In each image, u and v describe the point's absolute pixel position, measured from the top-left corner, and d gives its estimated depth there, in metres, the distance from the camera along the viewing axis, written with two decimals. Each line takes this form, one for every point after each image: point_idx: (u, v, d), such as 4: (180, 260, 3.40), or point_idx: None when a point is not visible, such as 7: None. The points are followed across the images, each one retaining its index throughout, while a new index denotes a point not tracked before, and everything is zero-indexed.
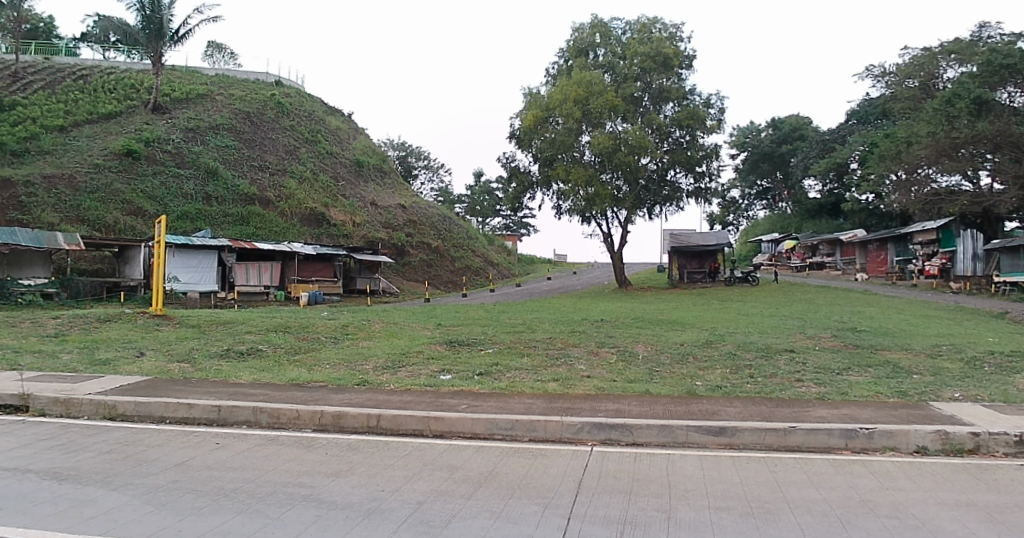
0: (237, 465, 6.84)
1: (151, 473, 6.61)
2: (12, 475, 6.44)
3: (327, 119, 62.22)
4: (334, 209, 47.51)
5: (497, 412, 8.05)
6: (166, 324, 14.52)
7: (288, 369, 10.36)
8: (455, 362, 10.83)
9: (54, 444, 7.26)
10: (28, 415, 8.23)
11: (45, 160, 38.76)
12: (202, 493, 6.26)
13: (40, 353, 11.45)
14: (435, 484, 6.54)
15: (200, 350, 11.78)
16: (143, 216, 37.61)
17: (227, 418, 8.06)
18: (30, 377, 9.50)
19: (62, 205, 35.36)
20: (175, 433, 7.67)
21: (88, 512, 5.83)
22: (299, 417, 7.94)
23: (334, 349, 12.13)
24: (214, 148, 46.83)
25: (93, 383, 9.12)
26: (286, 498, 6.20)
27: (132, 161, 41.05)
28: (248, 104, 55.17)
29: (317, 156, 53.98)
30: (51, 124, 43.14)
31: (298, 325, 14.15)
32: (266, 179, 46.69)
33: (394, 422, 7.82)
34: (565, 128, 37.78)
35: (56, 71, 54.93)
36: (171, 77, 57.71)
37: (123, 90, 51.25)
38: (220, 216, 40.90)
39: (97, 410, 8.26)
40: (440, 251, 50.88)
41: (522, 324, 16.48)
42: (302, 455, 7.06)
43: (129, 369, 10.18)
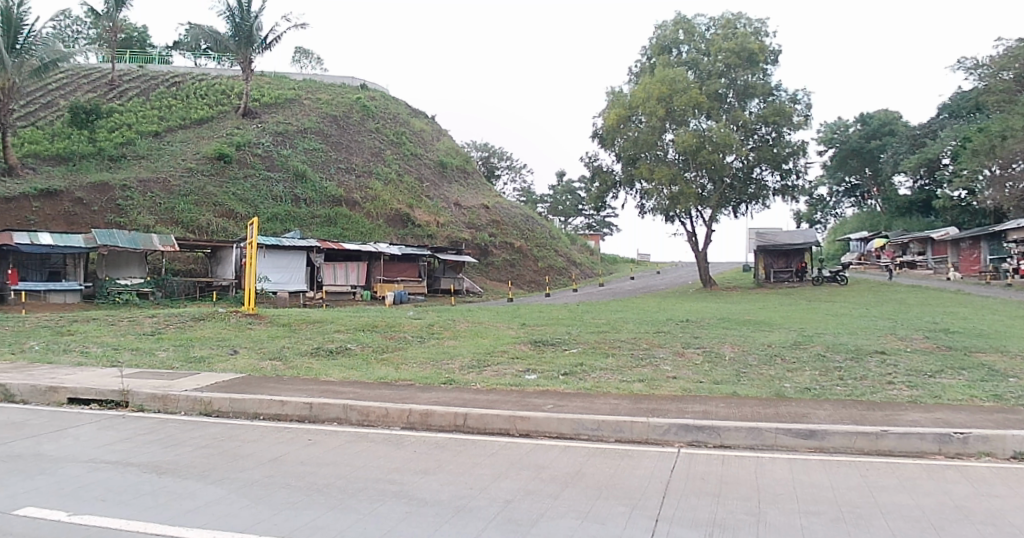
0: (329, 461, 6.93)
1: (245, 469, 6.73)
2: (115, 468, 6.66)
3: (410, 121, 63.09)
4: (419, 210, 48.23)
5: (583, 412, 8.00)
6: (258, 323, 14.83)
7: (375, 367, 10.47)
8: (540, 362, 10.82)
9: (154, 438, 7.47)
10: (128, 410, 8.48)
11: (141, 164, 40.10)
12: (296, 488, 6.37)
13: (138, 351, 11.80)
14: (522, 483, 6.53)
15: (289, 348, 12.00)
16: (234, 218, 38.60)
17: (318, 416, 8.19)
18: (130, 373, 9.83)
19: (157, 208, 36.46)
20: (269, 429, 7.83)
21: (188, 505, 5.99)
22: (388, 415, 8.01)
23: (421, 348, 12.22)
24: (303, 151, 47.97)
25: (190, 380, 9.36)
26: (376, 495, 6.26)
27: (223, 165, 42.22)
28: (335, 107, 56.34)
29: (402, 157, 54.79)
30: (146, 129, 44.67)
31: (385, 324, 14.33)
32: (353, 181, 47.52)
33: (480, 421, 7.82)
34: (649, 127, 37.87)
35: (151, 78, 56.86)
36: (260, 83, 59.40)
37: (214, 97, 52.95)
38: (307, 217, 41.73)
39: (193, 407, 8.46)
40: (524, 251, 50.92)
41: (607, 324, 16.44)
42: (390, 452, 7.13)
43: (223, 366, 10.40)
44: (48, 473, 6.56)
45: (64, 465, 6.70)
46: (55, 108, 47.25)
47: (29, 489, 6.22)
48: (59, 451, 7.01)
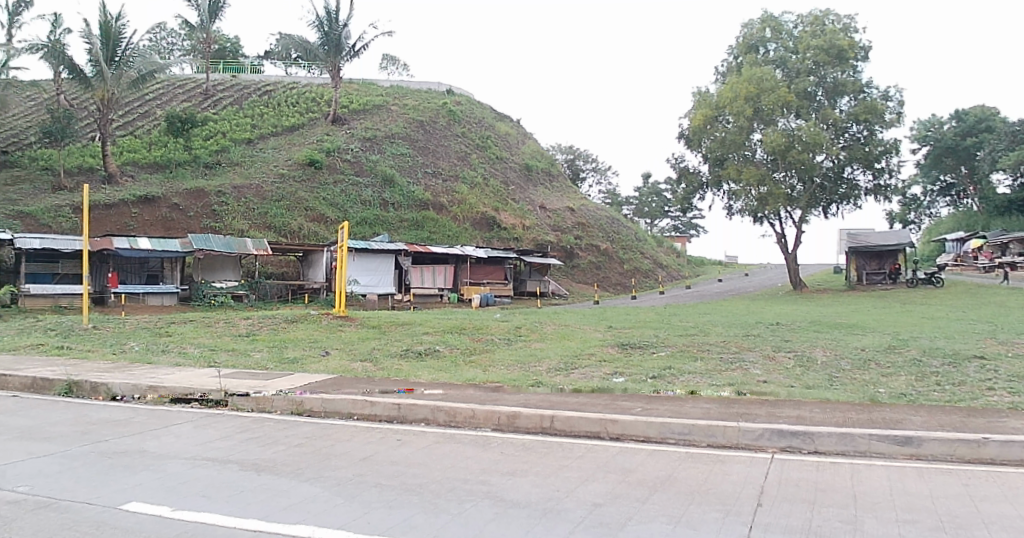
0: (421, 461, 6.97)
1: (339, 467, 6.84)
2: (214, 466, 6.84)
3: (496, 124, 63.32)
4: (505, 213, 48.21)
5: (673, 416, 7.91)
6: (348, 324, 15.12)
7: (463, 369, 10.57)
8: (628, 365, 10.77)
9: (250, 437, 7.64)
10: (225, 409, 8.72)
11: (235, 171, 41.45)
12: (389, 487, 6.44)
13: (234, 352, 12.13)
14: (612, 486, 6.48)
15: (380, 349, 12.19)
16: (325, 223, 39.37)
17: (408, 416, 8.27)
18: (227, 373, 10.10)
19: (251, 213, 37.51)
20: (361, 429, 7.96)
21: (284, 503, 6.11)
22: (476, 416, 8.05)
23: (508, 350, 12.28)
24: (391, 156, 48.72)
25: (283, 381, 9.57)
26: (467, 495, 6.30)
27: (313, 170, 43.25)
28: (422, 112, 57.03)
29: (488, 161, 54.97)
30: (239, 137, 46.41)
31: (473, 327, 14.47)
32: (439, 185, 47.99)
33: (569, 423, 7.80)
34: (737, 127, 37.74)
35: (244, 87, 58.66)
36: (349, 90, 60.67)
37: (305, 104, 54.42)
38: (396, 221, 42.29)
39: (287, 406, 8.63)
40: (610, 253, 50.39)
41: (696, 327, 16.26)
42: (479, 453, 7.16)
43: (315, 367, 10.59)
44: (152, 468, 6.79)
45: (167, 462, 6.92)
46: (153, 118, 49.23)
47: (137, 484, 6.47)
48: (162, 447, 7.26)
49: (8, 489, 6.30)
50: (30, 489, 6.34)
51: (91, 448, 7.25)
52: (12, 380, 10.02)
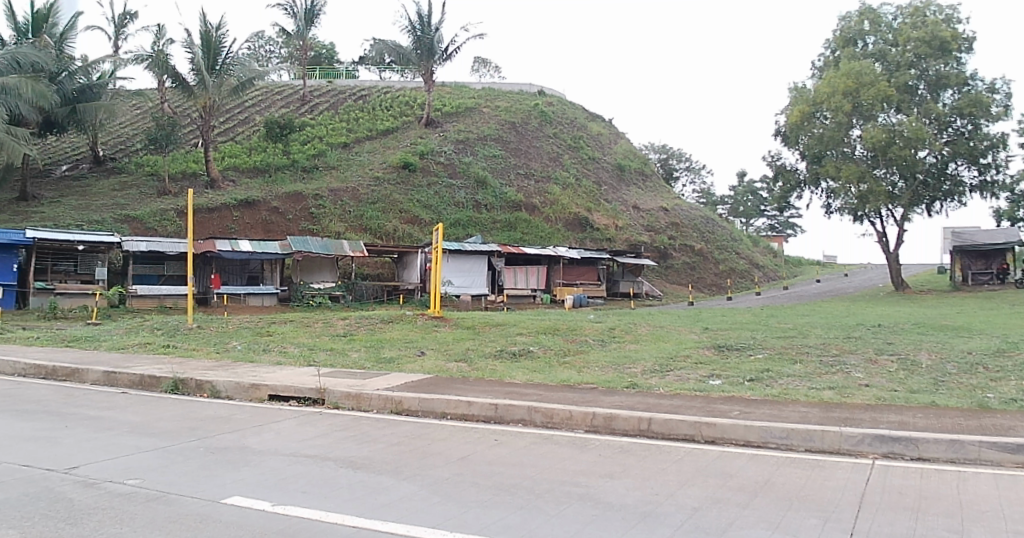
0: (516, 462, 6.99)
1: (436, 466, 6.91)
2: (314, 462, 6.98)
3: (588, 125, 63.48)
4: (597, 213, 48.26)
5: (772, 419, 7.75)
6: (443, 324, 15.23)
7: (558, 370, 10.55)
8: (725, 367, 10.61)
9: (348, 436, 7.76)
10: (325, 407, 8.91)
11: (332, 174, 42.60)
12: (484, 487, 6.48)
13: (332, 351, 12.39)
14: (709, 492, 6.36)
15: (474, 350, 12.27)
16: (420, 224, 40.10)
17: (504, 416, 8.31)
18: (326, 372, 10.32)
19: (348, 216, 38.41)
20: (457, 427, 8.03)
21: (381, 500, 6.21)
22: (572, 417, 8.04)
23: (602, 352, 12.23)
24: (483, 157, 49.40)
25: (380, 380, 9.70)
26: (563, 496, 6.28)
27: (408, 173, 44.04)
28: (515, 113, 57.95)
29: (580, 161, 55.19)
30: (336, 141, 47.55)
31: (567, 328, 14.50)
32: (533, 186, 48.29)
33: (665, 426, 7.71)
34: (835, 124, 38.03)
35: (338, 92, 60.47)
36: (441, 93, 61.94)
37: (400, 108, 55.82)
38: (489, 223, 42.53)
39: (384, 405, 8.75)
40: (704, 254, 49.65)
41: (793, 330, 16.01)
42: (575, 455, 7.13)
43: (411, 368, 10.70)
44: (253, 465, 6.95)
45: (269, 458, 7.10)
46: (251, 123, 51.02)
47: (238, 479, 6.66)
48: (262, 444, 7.46)
49: (120, 482, 6.61)
50: (139, 482, 6.61)
51: (197, 443, 7.52)
52: (120, 377, 10.42)
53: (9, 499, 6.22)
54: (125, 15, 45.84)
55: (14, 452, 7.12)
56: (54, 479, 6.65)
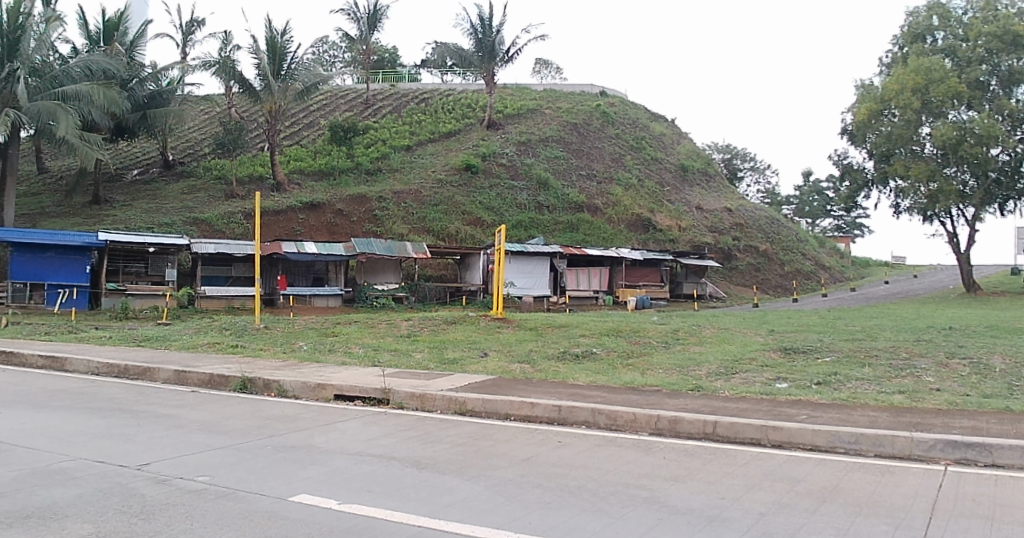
0: (580, 464, 6.99)
1: (500, 467, 6.94)
2: (380, 461, 7.06)
3: (651, 125, 63.66)
4: (660, 214, 48.33)
5: (840, 424, 7.63)
6: (506, 327, 15.44)
7: (621, 372, 10.57)
8: (791, 370, 10.53)
9: (413, 435, 7.85)
10: (390, 407, 9.03)
11: (395, 177, 43.41)
12: (549, 488, 6.49)
13: (396, 352, 12.64)
14: (777, 496, 6.28)
15: (536, 352, 12.33)
16: (482, 225, 40.70)
17: (568, 418, 8.32)
18: (391, 373, 10.48)
19: (411, 218, 39.10)
20: (520, 429, 8.07)
21: (447, 500, 6.26)
22: (636, 420, 8.02)
23: (666, 354, 12.25)
24: (545, 159, 49.99)
25: (444, 381, 9.81)
26: (628, 499, 6.25)
27: (470, 175, 44.91)
28: (577, 115, 58.61)
29: (643, 162, 55.36)
30: (399, 144, 48.69)
31: (630, 330, 14.58)
32: (594, 187, 48.78)
33: (730, 429, 7.64)
34: (904, 121, 37.57)
35: (402, 96, 61.89)
36: (503, 95, 62.89)
37: (461, 110, 56.80)
38: (550, 224, 42.89)
39: (449, 406, 8.84)
40: (770, 254, 49.19)
41: (863, 332, 15.84)
42: (639, 458, 7.11)
43: (475, 368, 10.84)
44: (320, 463, 7.06)
45: (336, 456, 7.20)
46: (317, 128, 52.40)
47: (304, 478, 6.75)
48: (328, 443, 7.56)
49: (191, 478, 6.76)
50: (210, 479, 6.74)
51: (264, 441, 7.65)
52: (191, 375, 10.72)
53: (86, 494, 6.41)
54: (193, 22, 47.15)
55: (92, 448, 7.37)
56: (127, 474, 6.81)
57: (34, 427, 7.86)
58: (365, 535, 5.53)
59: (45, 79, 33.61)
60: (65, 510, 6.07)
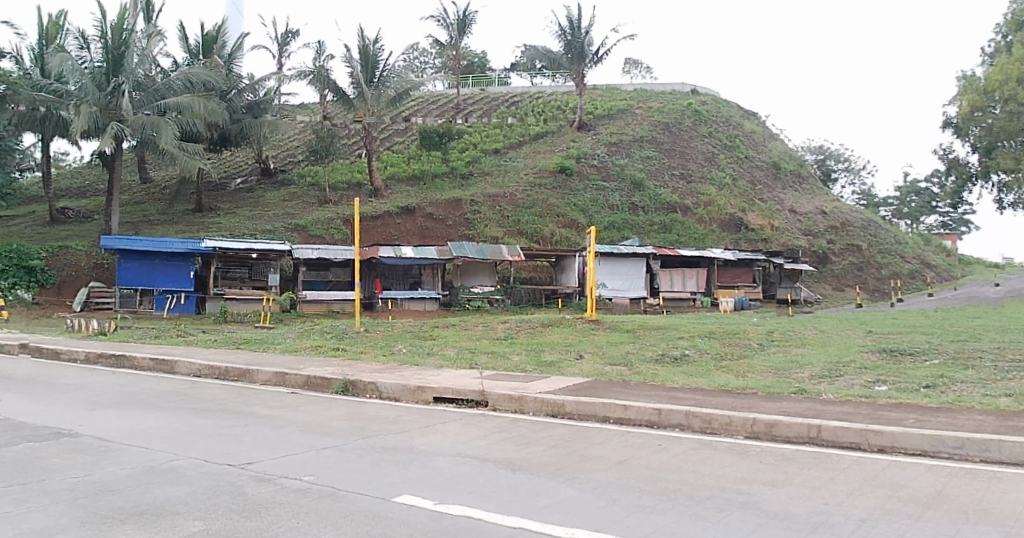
0: (677, 467, 7.02)
1: (596, 469, 7.01)
2: (478, 462, 7.23)
3: (742, 123, 64.30)
4: (752, 214, 48.20)
5: (944, 428, 7.47)
6: (598, 329, 17.00)
7: (717, 375, 10.73)
8: (892, 373, 10.45)
9: (510, 437, 8.03)
10: (486, 409, 9.29)
11: (486, 181, 45.61)
12: (646, 492, 6.51)
13: (493, 354, 13.40)
14: (878, 501, 6.18)
15: (634, 354, 12.89)
16: (576, 227, 42.15)
17: (663, 421, 8.39)
18: (488, 375, 10.85)
19: (505, 221, 40.70)
20: (616, 431, 8.17)
21: (544, 502, 6.33)
22: (733, 423, 8.03)
23: (763, 357, 12.47)
24: (637, 159, 51.84)
25: (539, 384, 10.06)
26: (726, 504, 6.23)
27: (564, 177, 46.95)
28: (667, 115, 60.14)
29: (735, 161, 56.51)
30: (491, 147, 51.48)
31: (724, 332, 15.66)
32: (685, 187, 50.10)
33: (830, 433, 7.58)
34: (1007, 113, 36.18)
35: (493, 101, 65.24)
36: (594, 97, 65.07)
37: (552, 112, 59.12)
38: (646, 225, 44.15)
39: (544, 408, 9.06)
40: (868, 255, 48.84)
41: (967, 333, 15.72)
42: (737, 461, 7.12)
43: (570, 370, 11.17)
44: (420, 464, 7.23)
45: (435, 457, 7.40)
46: (409, 133, 55.22)
47: (404, 478, 6.90)
48: (427, 444, 7.75)
49: (295, 477, 6.96)
50: (313, 478, 6.94)
51: (363, 442, 7.88)
52: (293, 377, 11.22)
53: (195, 492, 6.67)
54: (289, 33, 48.32)
55: (199, 448, 7.69)
56: (234, 473, 7.05)
57: (149, 428, 8.30)
58: (466, 535, 5.63)
59: (148, 93, 34.79)
60: (176, 507, 6.34)
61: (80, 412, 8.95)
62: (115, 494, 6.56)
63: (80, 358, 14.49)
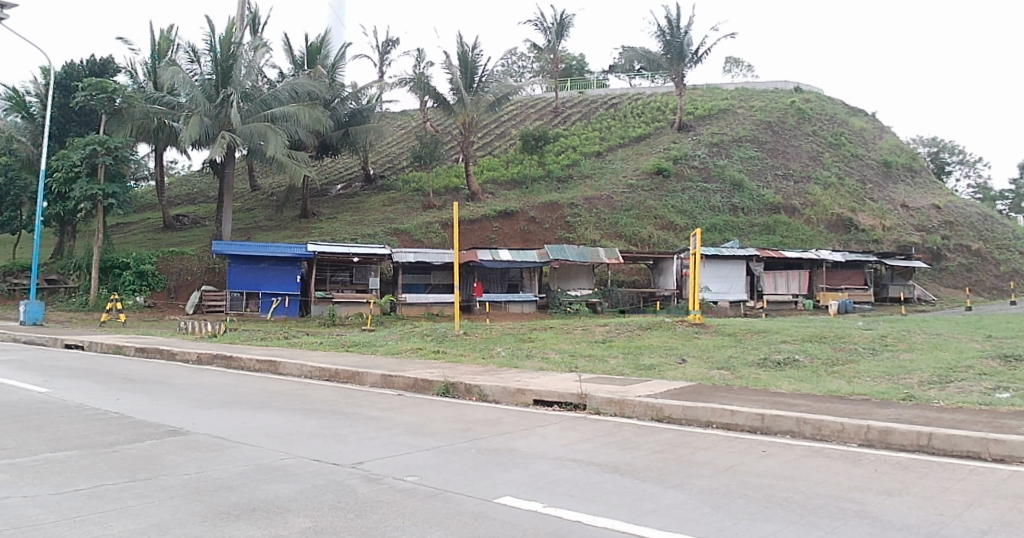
0: (786, 475, 6.93)
1: (702, 475, 6.96)
2: (582, 466, 7.27)
3: (849, 120, 63.23)
4: (862, 214, 48.03)
5: None
6: (703, 332, 17.04)
7: (825, 380, 10.60)
8: (1013, 379, 10.06)
9: (613, 441, 8.08)
10: (589, 412, 9.49)
11: (586, 184, 46.23)
12: (753, 499, 6.40)
13: (593, 358, 13.58)
14: (1003, 514, 5.90)
15: (736, 359, 12.80)
16: (674, 230, 42.34)
17: (770, 427, 8.37)
18: (589, 379, 11.06)
19: (603, 223, 41.08)
20: (722, 437, 8.15)
21: (650, 507, 6.27)
22: (844, 430, 7.91)
23: (872, 362, 12.29)
24: (739, 160, 51.59)
25: (641, 387, 10.17)
26: (838, 512, 6.07)
27: (662, 179, 47.23)
28: (771, 113, 59.54)
29: (843, 159, 55.67)
30: (590, 150, 52.27)
31: (834, 336, 15.33)
32: (792, 188, 49.62)
33: (947, 442, 7.36)
34: None
35: (591, 103, 65.76)
36: (694, 97, 65.15)
37: (651, 114, 59.38)
38: (746, 226, 43.93)
39: (647, 412, 9.18)
40: (984, 255, 48.06)
41: None
42: (849, 470, 6.99)
43: (673, 374, 11.30)
44: (524, 467, 7.31)
45: (540, 460, 7.48)
46: (508, 140, 56.79)
47: (508, 480, 6.96)
48: (530, 447, 7.85)
49: (400, 478, 7.08)
50: (418, 479, 7.03)
51: (467, 444, 8.04)
52: (396, 379, 11.62)
53: (304, 490, 6.83)
54: (388, 42, 49.08)
55: (308, 447, 7.93)
56: (342, 472, 7.22)
57: (260, 428, 8.62)
58: None
59: (256, 103, 35.72)
60: (288, 504, 6.49)
61: (195, 412, 9.38)
62: (229, 491, 6.77)
63: (194, 359, 15.26)
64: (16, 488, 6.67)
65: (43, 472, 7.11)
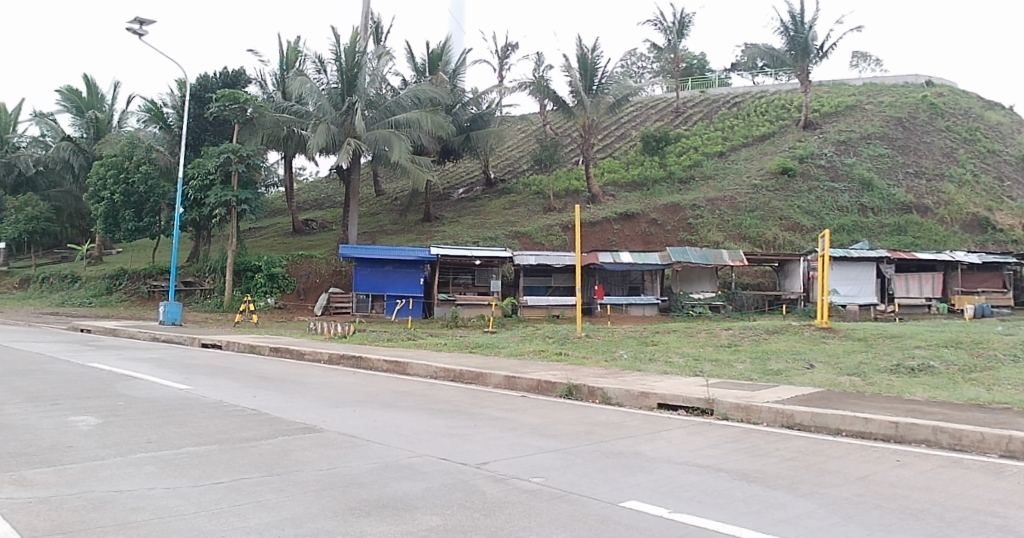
0: (921, 486, 6.72)
1: (832, 484, 6.81)
2: (709, 472, 7.24)
3: (985, 114, 60.12)
4: (999, 213, 45.76)
5: None
6: (831, 336, 16.65)
7: (963, 387, 10.20)
8: None
9: (741, 448, 8.01)
10: (715, 417, 9.44)
11: (709, 185, 45.92)
12: (888, 510, 6.20)
13: (716, 362, 13.46)
14: None
15: (867, 365, 12.44)
16: (800, 231, 41.12)
17: (905, 436, 8.13)
18: (714, 383, 10.99)
19: (725, 225, 40.55)
20: (854, 446, 7.96)
21: (780, 515, 6.14)
22: (984, 441, 7.62)
23: (1016, 369, 11.75)
24: (868, 158, 49.99)
25: (767, 393, 10.04)
26: (979, 526, 5.81)
27: (787, 178, 46.32)
28: (902, 108, 57.32)
29: (979, 155, 53.07)
30: (712, 150, 51.65)
31: (972, 341, 14.68)
32: (923, 186, 47.57)
33: None
34: None
35: (712, 101, 64.70)
36: (819, 93, 63.31)
37: (775, 111, 57.96)
38: (876, 226, 42.43)
39: (776, 418, 9.05)
40: None
41: None
42: (990, 483, 6.69)
43: (800, 380, 11.09)
44: (649, 470, 7.32)
45: (667, 465, 7.49)
46: (628, 141, 56.77)
47: (633, 484, 6.98)
48: (656, 452, 7.86)
49: (525, 479, 7.18)
50: (542, 480, 7.13)
51: (592, 448, 8.11)
52: (521, 381, 11.83)
53: (431, 488, 6.99)
54: (508, 46, 49.38)
55: (435, 447, 8.15)
56: (468, 472, 7.39)
57: (391, 426, 8.92)
58: None
59: (379, 110, 36.53)
60: (415, 501, 6.64)
61: (327, 409, 9.78)
62: (360, 487, 7.00)
63: (324, 359, 15.85)
64: (160, 479, 7.08)
65: (183, 465, 7.52)
